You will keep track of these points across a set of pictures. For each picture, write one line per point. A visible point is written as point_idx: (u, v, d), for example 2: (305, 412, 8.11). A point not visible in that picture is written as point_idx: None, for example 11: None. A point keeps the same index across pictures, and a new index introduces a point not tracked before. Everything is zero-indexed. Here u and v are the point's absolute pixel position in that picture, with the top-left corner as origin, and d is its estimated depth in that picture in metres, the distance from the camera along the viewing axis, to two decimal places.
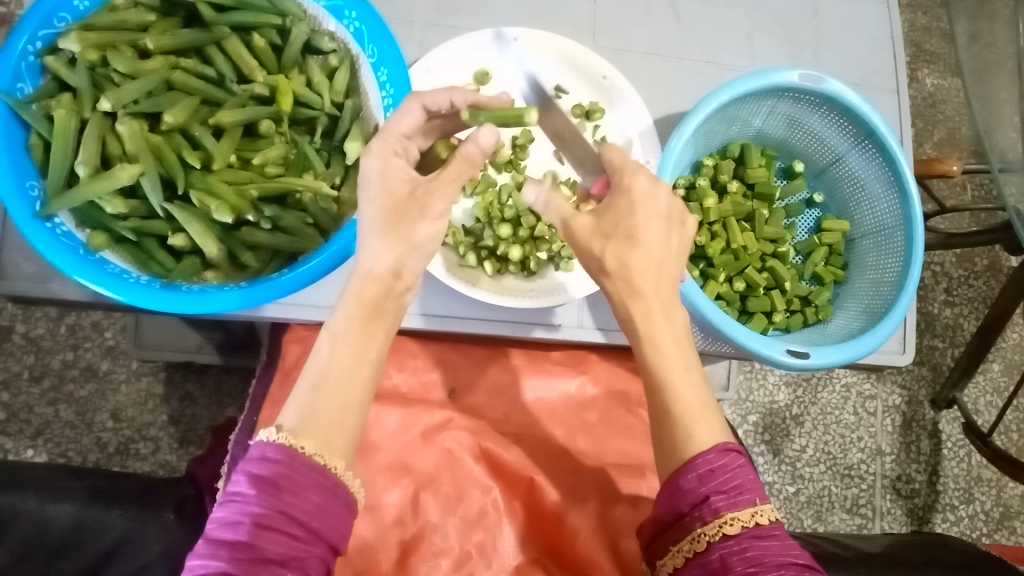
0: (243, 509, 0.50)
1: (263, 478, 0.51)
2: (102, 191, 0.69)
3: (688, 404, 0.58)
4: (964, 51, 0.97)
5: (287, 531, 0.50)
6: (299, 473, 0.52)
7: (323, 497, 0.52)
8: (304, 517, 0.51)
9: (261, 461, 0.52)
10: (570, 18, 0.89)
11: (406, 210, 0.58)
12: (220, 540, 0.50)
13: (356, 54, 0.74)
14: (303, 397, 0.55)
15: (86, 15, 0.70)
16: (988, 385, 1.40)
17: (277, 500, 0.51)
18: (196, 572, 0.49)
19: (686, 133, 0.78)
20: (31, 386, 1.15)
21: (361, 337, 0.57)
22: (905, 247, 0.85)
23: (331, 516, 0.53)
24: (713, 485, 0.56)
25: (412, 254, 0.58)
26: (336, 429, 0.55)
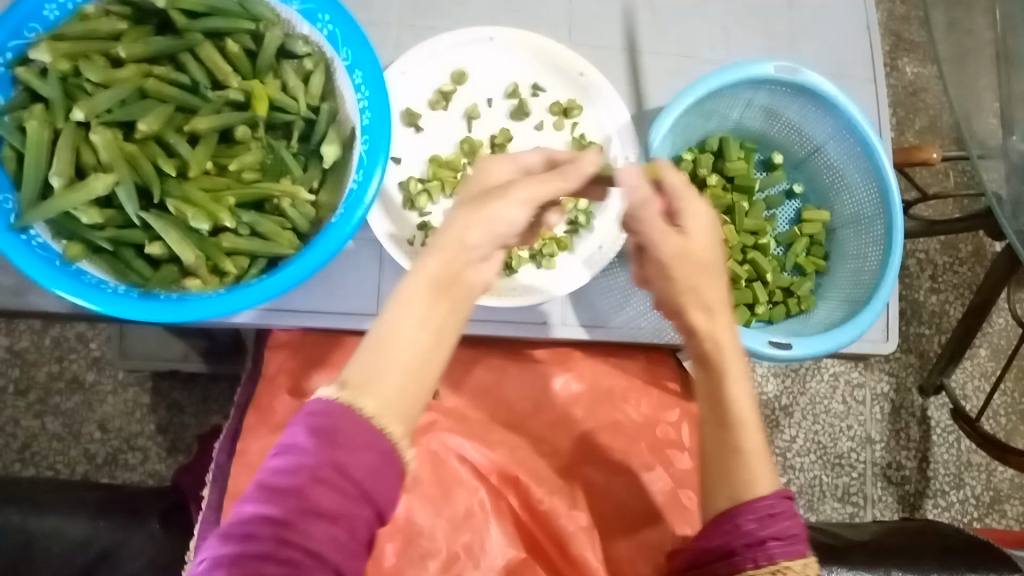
0: (299, 456, 0.47)
1: (322, 425, 0.48)
2: (77, 202, 0.68)
3: (757, 449, 0.60)
4: (943, 39, 0.97)
5: (341, 486, 0.46)
6: (357, 426, 0.48)
7: (381, 456, 0.48)
8: (359, 475, 0.47)
9: (321, 409, 0.48)
10: (545, 16, 0.88)
11: (488, 192, 0.55)
12: (272, 484, 0.46)
13: (330, 58, 0.74)
14: (359, 359, 0.51)
15: (56, 24, 0.70)
16: (975, 370, 1.41)
17: (333, 451, 0.47)
18: (242, 516, 0.46)
19: (664, 128, 0.78)
20: (17, 399, 1.15)
21: (429, 303, 0.52)
22: (885, 235, 0.85)
23: (386, 481, 0.48)
24: (772, 530, 0.56)
25: (484, 227, 0.53)
26: (393, 395, 0.49)
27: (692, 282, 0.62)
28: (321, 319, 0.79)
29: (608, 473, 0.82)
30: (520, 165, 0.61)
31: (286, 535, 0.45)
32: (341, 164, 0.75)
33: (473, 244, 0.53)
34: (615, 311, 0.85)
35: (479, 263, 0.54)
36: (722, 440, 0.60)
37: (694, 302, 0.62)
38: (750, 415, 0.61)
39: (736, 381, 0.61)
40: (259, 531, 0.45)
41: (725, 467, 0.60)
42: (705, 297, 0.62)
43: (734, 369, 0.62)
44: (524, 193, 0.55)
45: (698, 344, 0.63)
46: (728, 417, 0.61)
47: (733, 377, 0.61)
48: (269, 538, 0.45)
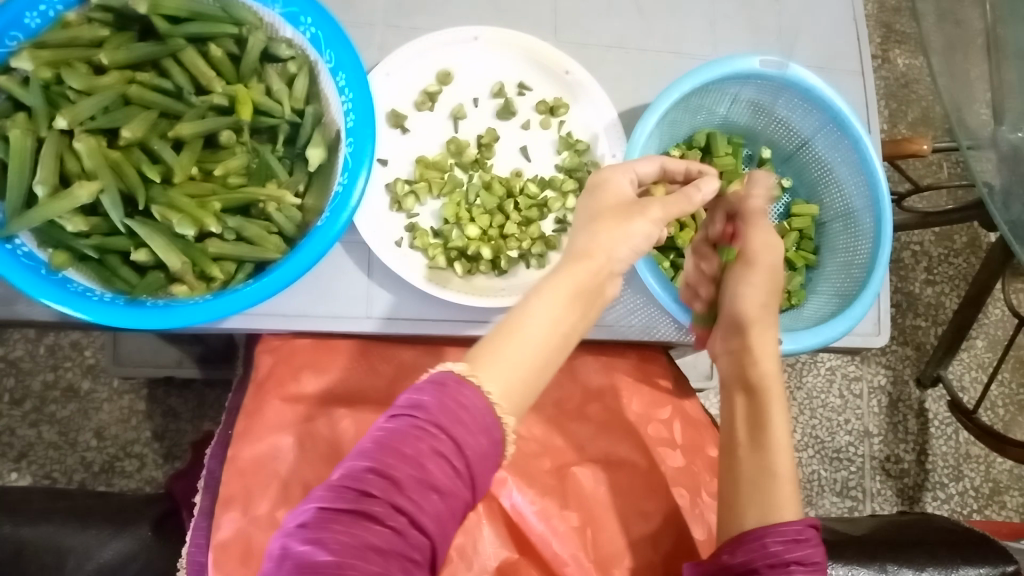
0: (422, 427, 0.51)
1: (447, 401, 0.52)
2: (62, 210, 0.68)
3: (788, 475, 0.70)
4: (933, 29, 0.96)
5: (453, 463, 0.51)
6: (477, 407, 0.53)
7: (488, 441, 0.54)
8: (470, 455, 0.52)
9: (444, 387, 0.53)
10: (531, 15, 0.88)
11: (626, 210, 0.67)
12: (390, 450, 0.50)
13: (314, 60, 0.75)
14: (492, 337, 0.59)
15: (37, 32, 0.70)
16: (972, 361, 1.40)
17: (451, 429, 0.52)
18: (356, 475, 0.50)
19: (650, 124, 0.78)
20: (12, 409, 1.15)
21: (564, 307, 0.61)
22: (874, 228, 0.85)
23: (485, 467, 0.54)
24: (795, 554, 0.63)
25: (622, 244, 0.65)
26: (516, 380, 0.57)
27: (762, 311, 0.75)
28: (310, 323, 0.79)
29: (601, 472, 0.81)
30: (636, 174, 0.72)
31: (398, 502, 0.49)
32: (326, 168, 0.74)
33: (616, 260, 0.65)
34: (603, 310, 0.84)
35: (614, 275, 0.66)
36: (759, 462, 0.70)
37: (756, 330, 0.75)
38: (784, 444, 0.72)
39: (777, 410, 0.73)
40: (374, 493, 0.49)
41: (754, 482, 0.69)
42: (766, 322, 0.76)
43: (777, 399, 0.73)
44: (657, 214, 0.67)
45: (747, 371, 0.75)
46: (765, 442, 0.72)
47: (775, 407, 0.73)
48: (385, 502, 0.49)
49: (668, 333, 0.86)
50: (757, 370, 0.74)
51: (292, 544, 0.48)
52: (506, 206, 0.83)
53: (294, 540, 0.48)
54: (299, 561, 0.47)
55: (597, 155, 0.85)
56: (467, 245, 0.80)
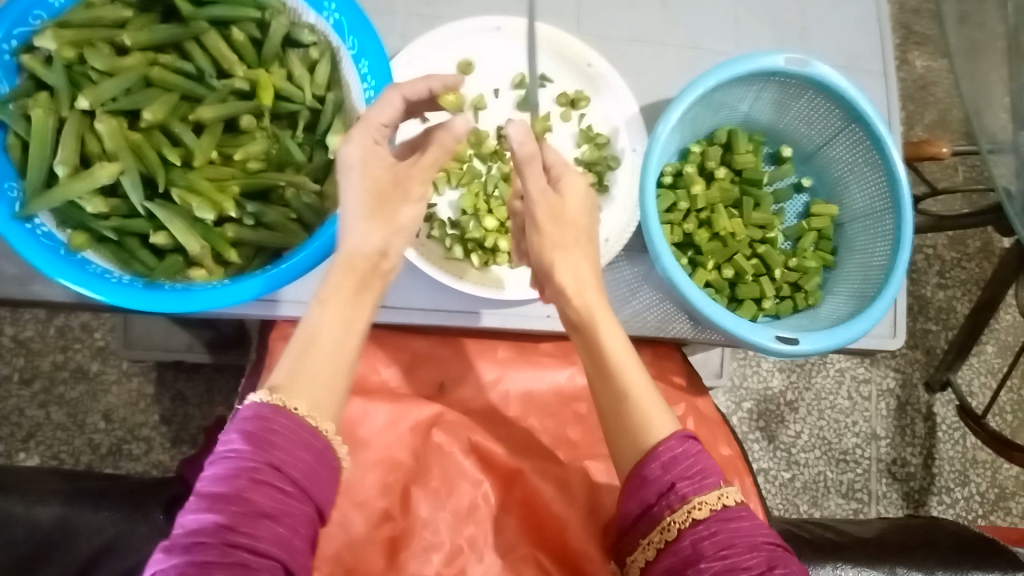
0: (237, 463, 0.52)
1: (257, 433, 0.53)
2: (82, 191, 0.68)
3: (642, 390, 0.61)
4: (954, 32, 0.95)
5: (278, 485, 0.52)
6: (290, 429, 0.54)
7: (312, 456, 0.55)
8: (295, 474, 0.53)
9: (253, 419, 0.54)
10: (553, 6, 0.88)
11: (389, 194, 0.60)
12: (214, 493, 0.51)
13: (336, 47, 0.73)
14: (290, 362, 0.58)
15: (61, 12, 0.69)
16: (982, 367, 1.40)
17: (268, 454, 0.52)
18: (190, 527, 0.50)
19: (673, 119, 0.77)
20: (22, 388, 1.15)
21: (350, 306, 0.60)
22: (894, 230, 0.84)
23: (320, 478, 0.55)
24: (677, 472, 0.57)
25: (396, 236, 0.61)
26: (324, 392, 0.57)
27: (563, 241, 0.63)
28: None
29: (612, 467, 0.81)
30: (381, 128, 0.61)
31: (233, 539, 0.49)
32: None
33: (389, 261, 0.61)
34: None
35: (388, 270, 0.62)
36: (610, 391, 0.61)
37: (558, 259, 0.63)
38: (626, 360, 0.61)
39: (609, 332, 0.62)
40: (207, 539, 0.49)
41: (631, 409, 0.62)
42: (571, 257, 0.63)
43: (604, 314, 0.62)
44: (421, 190, 0.62)
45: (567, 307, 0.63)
46: (606, 368, 0.61)
47: (604, 330, 0.62)
48: (217, 544, 0.49)
49: (683, 330, 0.85)
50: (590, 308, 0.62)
51: None
52: None
53: None
54: None
55: (616, 150, 0.85)
56: (484, 236, 0.80)
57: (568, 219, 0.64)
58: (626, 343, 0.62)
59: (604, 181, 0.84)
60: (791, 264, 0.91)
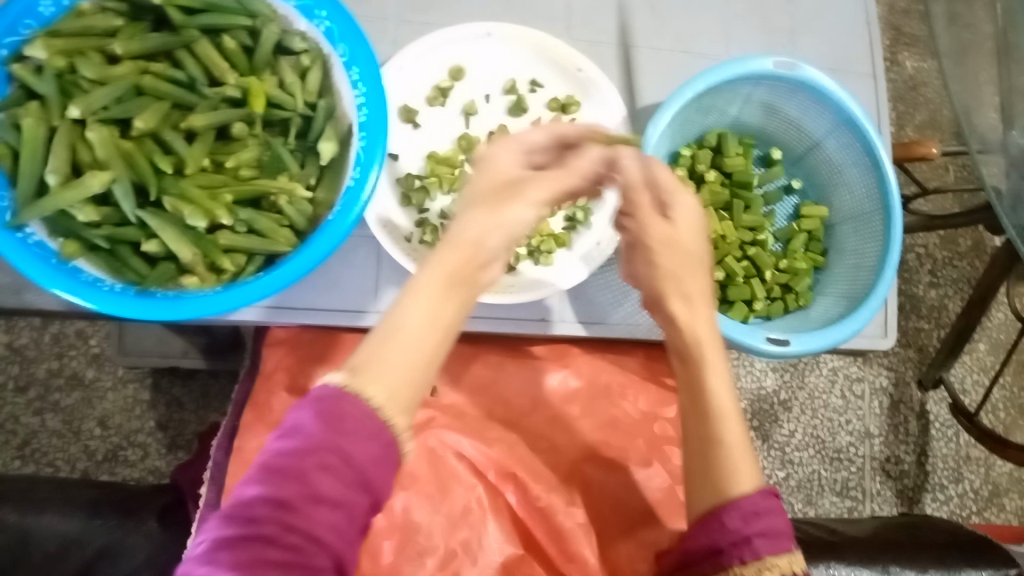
0: (303, 442, 0.48)
1: (329, 412, 0.49)
2: (74, 200, 0.68)
3: (738, 442, 0.60)
4: (944, 33, 0.97)
5: (342, 472, 0.48)
6: (362, 416, 0.49)
7: (382, 446, 0.50)
8: (361, 464, 0.49)
9: (326, 398, 0.49)
10: (543, 12, 0.88)
11: (501, 191, 0.55)
12: (276, 468, 0.48)
13: (327, 53, 0.74)
14: (374, 340, 0.51)
15: (52, 21, 0.70)
16: (975, 365, 1.41)
17: (336, 438, 0.48)
18: (248, 499, 0.47)
19: (662, 123, 0.79)
20: (17, 396, 1.15)
21: (439, 299, 0.53)
22: (883, 231, 0.85)
23: (386, 469, 0.50)
24: (756, 527, 0.57)
25: (497, 231, 0.54)
26: (402, 383, 0.51)
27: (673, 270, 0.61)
28: (322, 316, 0.79)
29: (605, 469, 0.81)
30: (523, 146, 0.59)
31: (290, 519, 0.46)
32: (338, 161, 0.74)
33: (487, 248, 0.53)
34: (612, 308, 0.84)
35: (487, 269, 0.55)
36: (704, 433, 0.60)
37: (674, 291, 0.62)
38: (729, 407, 0.61)
39: (715, 374, 0.61)
40: (262, 514, 0.47)
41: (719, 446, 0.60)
42: (685, 285, 0.62)
43: (714, 363, 0.61)
44: (538, 195, 0.56)
45: (676, 338, 0.63)
46: (710, 411, 0.60)
47: (713, 371, 0.61)
48: (274, 521, 0.46)
49: None
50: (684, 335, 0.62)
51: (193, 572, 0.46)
52: None
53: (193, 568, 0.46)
54: None
55: None
56: None
57: (680, 244, 0.62)
58: (730, 389, 0.62)
59: None
60: (780, 266, 0.91)
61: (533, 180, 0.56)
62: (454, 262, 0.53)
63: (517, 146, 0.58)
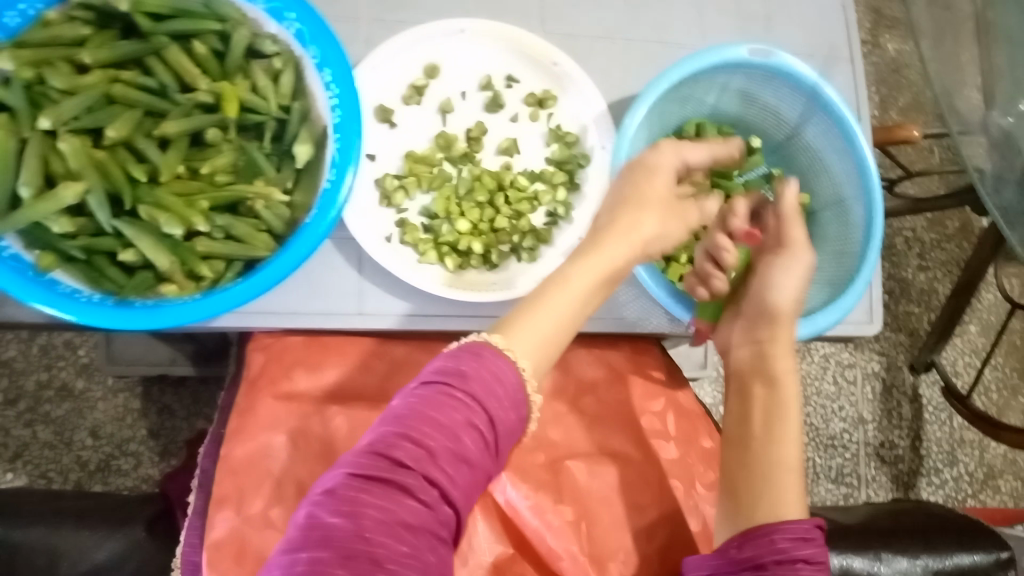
0: (447, 400, 0.56)
1: (483, 372, 0.58)
2: (48, 212, 0.67)
3: (794, 467, 0.73)
4: (923, 14, 0.96)
5: (480, 431, 0.57)
6: (502, 385, 0.59)
7: (514, 416, 0.59)
8: (499, 428, 0.58)
9: (472, 361, 0.59)
10: (518, 7, 0.88)
11: (661, 201, 0.78)
12: (421, 418, 0.55)
13: (299, 56, 0.74)
14: (523, 308, 0.67)
15: (19, 32, 0.70)
16: (966, 347, 1.41)
17: (477, 404, 0.57)
18: (387, 441, 0.54)
19: (638, 115, 0.79)
20: (6, 409, 1.14)
21: (586, 284, 0.71)
22: (865, 217, 0.85)
23: (509, 436, 0.59)
24: (802, 552, 0.65)
25: (636, 236, 0.75)
26: (543, 348, 0.66)
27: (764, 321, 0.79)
28: (302, 319, 0.79)
29: (593, 465, 0.81)
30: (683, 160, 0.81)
31: (429, 470, 0.54)
32: (314, 164, 0.74)
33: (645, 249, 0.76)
34: (596, 303, 0.84)
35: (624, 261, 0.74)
36: (767, 454, 0.73)
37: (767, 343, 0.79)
38: (793, 438, 0.75)
39: (792, 408, 0.76)
40: (405, 461, 0.54)
41: (765, 473, 0.72)
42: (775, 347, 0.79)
43: (792, 398, 0.77)
44: (674, 215, 0.79)
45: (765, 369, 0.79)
46: (777, 434, 0.75)
47: (790, 404, 0.76)
48: (415, 471, 0.54)
49: (660, 324, 0.86)
50: (773, 366, 0.78)
51: (321, 514, 0.51)
52: (496, 201, 0.83)
53: (323, 511, 0.51)
54: (325, 532, 0.50)
55: (586, 148, 0.85)
56: (457, 239, 0.81)
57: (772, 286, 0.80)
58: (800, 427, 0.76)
59: (575, 179, 0.85)
60: None
61: (670, 203, 0.79)
62: (618, 255, 0.73)
63: (677, 164, 0.80)
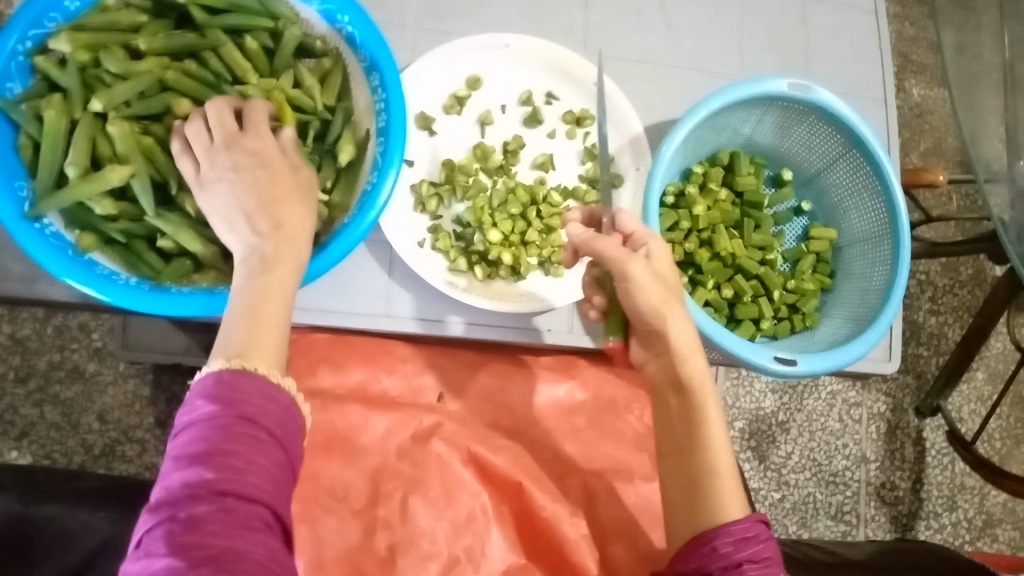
0: (206, 426, 0.46)
1: (224, 386, 0.48)
2: (93, 192, 0.68)
3: (728, 472, 0.60)
4: (952, 62, 0.97)
5: (253, 435, 0.46)
6: (255, 387, 0.48)
7: (280, 407, 0.49)
8: (268, 423, 0.48)
9: (210, 384, 0.47)
10: (561, 25, 0.89)
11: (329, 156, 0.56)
12: (190, 456, 0.45)
13: (348, 58, 0.76)
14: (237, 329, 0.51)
15: (76, 15, 0.70)
16: (972, 394, 1.41)
17: (237, 409, 0.47)
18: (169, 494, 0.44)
19: (676, 140, 0.79)
20: (17, 386, 1.14)
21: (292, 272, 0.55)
22: (891, 256, 0.86)
23: (291, 425, 0.50)
24: (747, 553, 0.55)
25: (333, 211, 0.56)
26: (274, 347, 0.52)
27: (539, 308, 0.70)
28: (333, 318, 0.79)
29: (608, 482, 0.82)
30: None
31: (209, 500, 0.44)
32: (356, 164, 0.75)
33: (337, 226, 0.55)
34: None
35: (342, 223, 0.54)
36: (694, 462, 0.60)
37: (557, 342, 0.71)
38: (720, 438, 0.61)
39: (713, 407, 0.62)
40: (180, 508, 0.43)
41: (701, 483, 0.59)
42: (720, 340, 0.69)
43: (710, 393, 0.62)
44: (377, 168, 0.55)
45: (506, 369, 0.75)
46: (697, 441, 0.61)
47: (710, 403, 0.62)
48: (199, 505, 0.43)
49: None
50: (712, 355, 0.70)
51: None
52: (529, 214, 0.83)
53: None
54: None
55: (620, 168, 0.86)
56: (487, 249, 0.80)
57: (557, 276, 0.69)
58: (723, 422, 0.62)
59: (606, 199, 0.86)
60: (789, 286, 0.91)
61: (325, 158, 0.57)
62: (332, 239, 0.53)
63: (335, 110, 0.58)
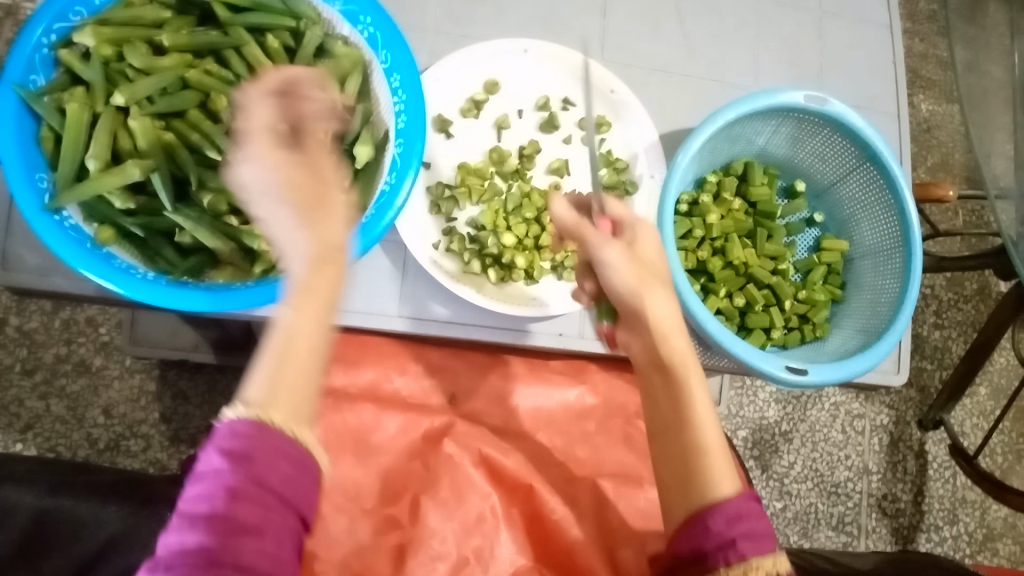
0: (214, 485, 0.41)
1: (239, 443, 0.42)
2: (112, 186, 0.69)
3: (717, 447, 0.56)
4: (961, 79, 0.98)
5: (260, 501, 0.42)
6: (273, 445, 0.43)
7: (294, 466, 0.43)
8: (278, 487, 0.43)
9: (228, 435, 0.43)
10: (579, 31, 0.90)
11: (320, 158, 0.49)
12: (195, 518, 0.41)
13: (369, 59, 0.75)
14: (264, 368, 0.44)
15: (100, 9, 0.69)
16: (974, 409, 1.42)
17: (249, 470, 0.42)
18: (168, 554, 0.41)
19: (691, 150, 0.80)
20: (23, 378, 1.14)
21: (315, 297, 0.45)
22: (903, 268, 0.86)
23: (305, 487, 0.44)
24: (740, 529, 0.52)
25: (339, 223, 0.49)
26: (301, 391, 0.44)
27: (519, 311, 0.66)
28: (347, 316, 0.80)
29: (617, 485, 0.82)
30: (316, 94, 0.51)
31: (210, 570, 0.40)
32: (373, 165, 0.74)
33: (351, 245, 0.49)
34: None
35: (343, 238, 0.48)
36: (681, 443, 0.57)
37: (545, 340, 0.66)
38: (706, 415, 0.58)
39: (699, 383, 0.58)
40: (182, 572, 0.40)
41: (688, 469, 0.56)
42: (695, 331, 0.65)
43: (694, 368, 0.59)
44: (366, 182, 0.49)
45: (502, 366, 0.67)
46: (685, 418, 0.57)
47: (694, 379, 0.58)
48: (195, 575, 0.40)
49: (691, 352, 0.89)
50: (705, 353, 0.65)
51: None
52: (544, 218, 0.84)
53: None
54: None
55: (635, 175, 0.86)
56: (501, 252, 0.81)
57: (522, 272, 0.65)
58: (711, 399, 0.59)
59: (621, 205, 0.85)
60: (800, 296, 0.92)
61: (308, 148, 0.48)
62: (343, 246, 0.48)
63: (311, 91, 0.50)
